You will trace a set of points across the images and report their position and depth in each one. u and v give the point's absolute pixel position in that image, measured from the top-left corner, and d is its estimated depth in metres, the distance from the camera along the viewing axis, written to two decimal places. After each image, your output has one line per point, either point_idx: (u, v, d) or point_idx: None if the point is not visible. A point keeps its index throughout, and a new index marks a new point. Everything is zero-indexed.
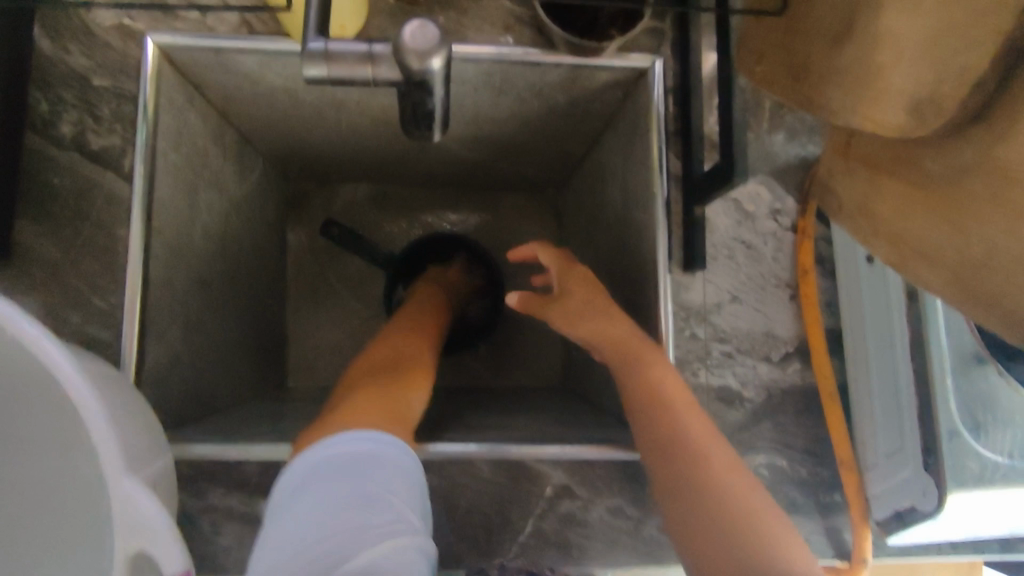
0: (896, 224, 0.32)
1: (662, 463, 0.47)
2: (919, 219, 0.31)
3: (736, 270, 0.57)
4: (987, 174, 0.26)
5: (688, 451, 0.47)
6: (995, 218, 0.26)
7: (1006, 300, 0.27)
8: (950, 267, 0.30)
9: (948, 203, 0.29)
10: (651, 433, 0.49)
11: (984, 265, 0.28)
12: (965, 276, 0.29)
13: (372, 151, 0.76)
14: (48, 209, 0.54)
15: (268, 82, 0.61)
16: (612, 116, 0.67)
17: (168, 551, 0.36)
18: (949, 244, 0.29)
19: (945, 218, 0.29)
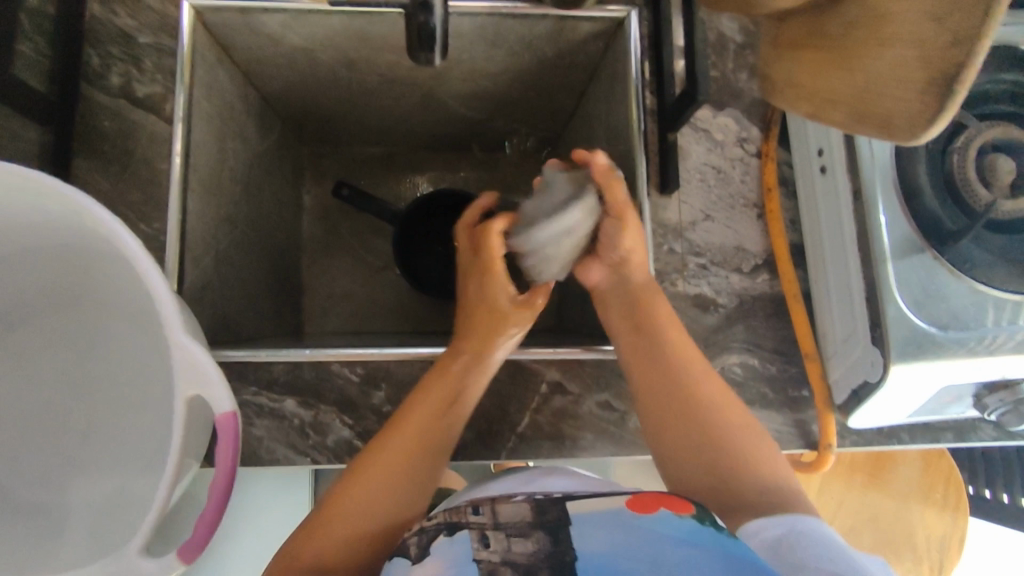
0: (812, 83, 0.40)
1: (655, 394, 0.53)
2: (825, 74, 0.38)
3: (708, 191, 0.64)
4: (866, 22, 0.35)
5: (698, 417, 0.51)
6: (872, 51, 0.35)
7: (881, 113, 0.36)
8: (846, 104, 0.38)
9: (842, 52, 0.36)
10: (661, 396, 0.53)
11: (866, 89, 0.36)
12: (858, 107, 0.37)
13: (380, 110, 0.83)
14: (99, 149, 0.62)
15: (288, 41, 0.69)
16: (595, 68, 0.74)
17: (219, 395, 0.42)
18: (847, 92, 0.37)
19: (841, 64, 0.37)
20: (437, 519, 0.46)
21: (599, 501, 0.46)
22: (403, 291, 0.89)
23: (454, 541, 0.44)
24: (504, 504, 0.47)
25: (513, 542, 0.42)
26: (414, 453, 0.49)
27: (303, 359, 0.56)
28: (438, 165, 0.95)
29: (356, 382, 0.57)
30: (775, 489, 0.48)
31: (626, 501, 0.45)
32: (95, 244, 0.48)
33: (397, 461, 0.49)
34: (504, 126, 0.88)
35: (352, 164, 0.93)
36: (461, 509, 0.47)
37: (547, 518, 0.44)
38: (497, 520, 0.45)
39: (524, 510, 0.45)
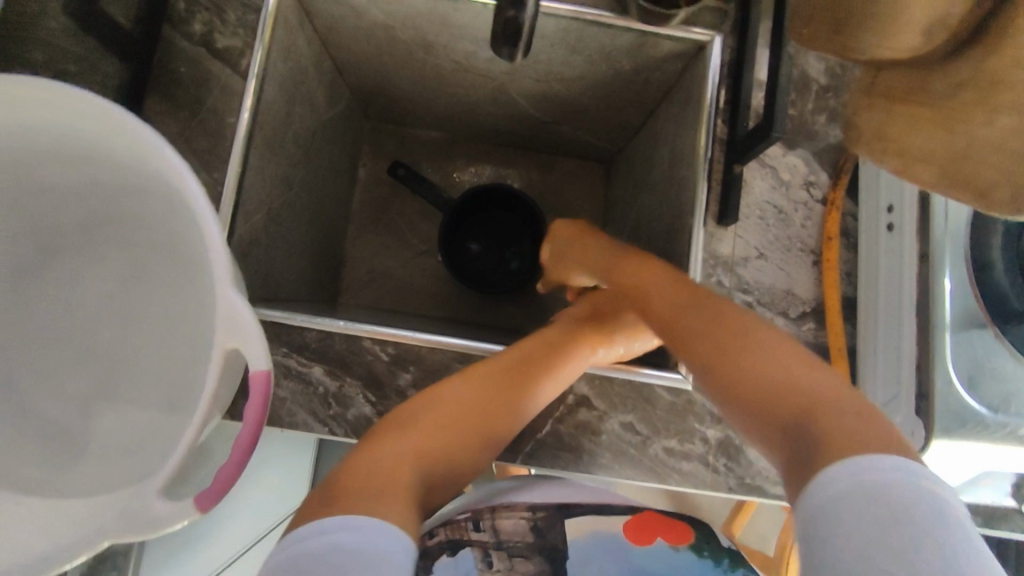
0: (906, 138, 0.39)
1: (711, 358, 0.46)
2: (922, 131, 0.38)
3: (765, 229, 0.62)
4: (980, 84, 0.34)
5: (756, 386, 0.43)
6: (978, 116, 0.35)
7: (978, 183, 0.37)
8: (938, 165, 0.38)
9: (944, 113, 0.36)
10: (711, 372, 0.46)
11: (965, 157, 0.36)
12: (950, 170, 0.38)
13: (447, 98, 0.84)
14: (172, 93, 0.63)
15: (370, 17, 0.69)
16: (670, 88, 0.73)
17: (255, 352, 0.42)
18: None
19: (940, 124, 0.37)
20: (441, 538, 0.52)
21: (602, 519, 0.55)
22: (439, 277, 0.89)
23: (460, 561, 0.50)
24: (504, 518, 0.54)
25: (517, 562, 0.51)
26: (444, 433, 0.49)
27: (337, 330, 0.57)
28: (493, 159, 0.94)
29: (385, 361, 0.57)
30: (871, 435, 0.37)
31: (626, 525, 0.55)
32: (158, 186, 0.49)
33: (428, 440, 0.48)
34: (565, 132, 0.87)
35: (409, 146, 0.93)
36: (461, 522, 0.53)
37: (546, 544, 0.53)
38: (498, 536, 0.53)
39: (524, 526, 0.54)
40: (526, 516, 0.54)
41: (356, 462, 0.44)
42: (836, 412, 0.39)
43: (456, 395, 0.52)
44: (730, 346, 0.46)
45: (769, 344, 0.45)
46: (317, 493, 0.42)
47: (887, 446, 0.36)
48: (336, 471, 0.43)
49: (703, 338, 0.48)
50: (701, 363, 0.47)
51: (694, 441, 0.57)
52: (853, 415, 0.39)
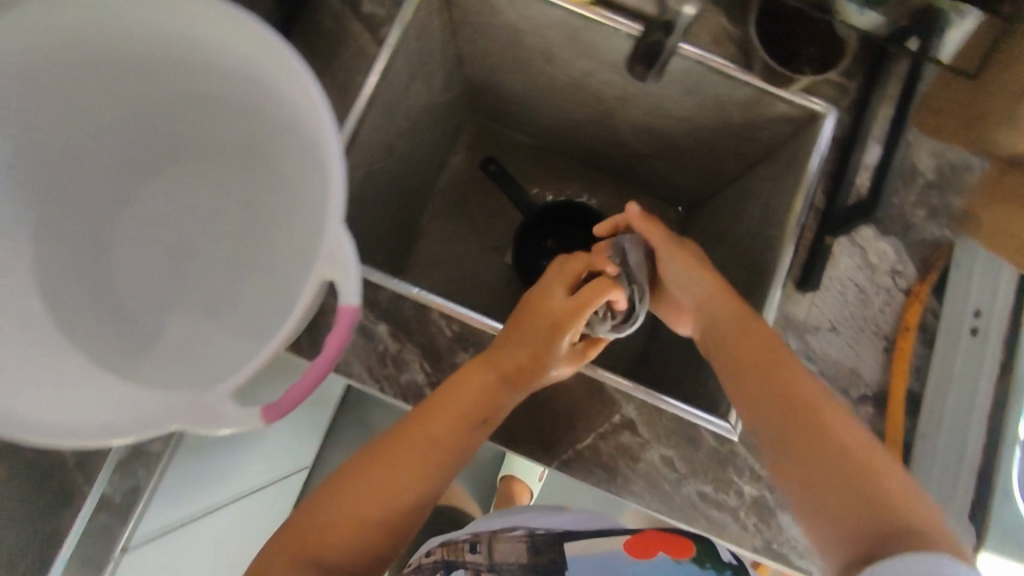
0: None
1: (779, 411, 0.49)
2: None
3: (843, 304, 0.62)
4: None
5: (811, 449, 0.46)
6: None
7: None
8: None
9: None
10: (772, 420, 0.49)
11: None
12: None
13: (552, 110, 0.86)
14: (312, 43, 0.66)
15: (505, 17, 0.72)
16: (773, 149, 0.74)
17: (351, 285, 0.43)
18: None
19: None
20: (436, 554, 0.57)
21: (603, 543, 0.54)
22: (501, 278, 0.90)
23: None
24: (501, 542, 0.57)
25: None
26: (422, 461, 0.50)
27: (410, 295, 0.58)
28: (580, 179, 0.96)
29: (447, 336, 0.58)
30: (902, 520, 0.41)
31: (626, 543, 0.53)
32: (288, 123, 0.52)
33: (398, 473, 0.49)
34: (656, 169, 0.89)
35: (501, 147, 0.96)
36: (461, 547, 0.58)
37: (540, 559, 0.53)
38: (494, 559, 0.55)
39: (521, 549, 0.55)
40: (521, 539, 0.56)
41: (327, 496, 0.49)
42: (893, 492, 0.42)
43: (473, 383, 0.52)
44: (799, 402, 0.48)
45: (827, 399, 0.48)
46: (285, 528, 0.49)
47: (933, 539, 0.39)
48: (314, 500, 0.49)
49: (773, 389, 0.50)
50: (760, 414, 0.50)
51: (729, 492, 0.56)
52: (905, 500, 0.42)
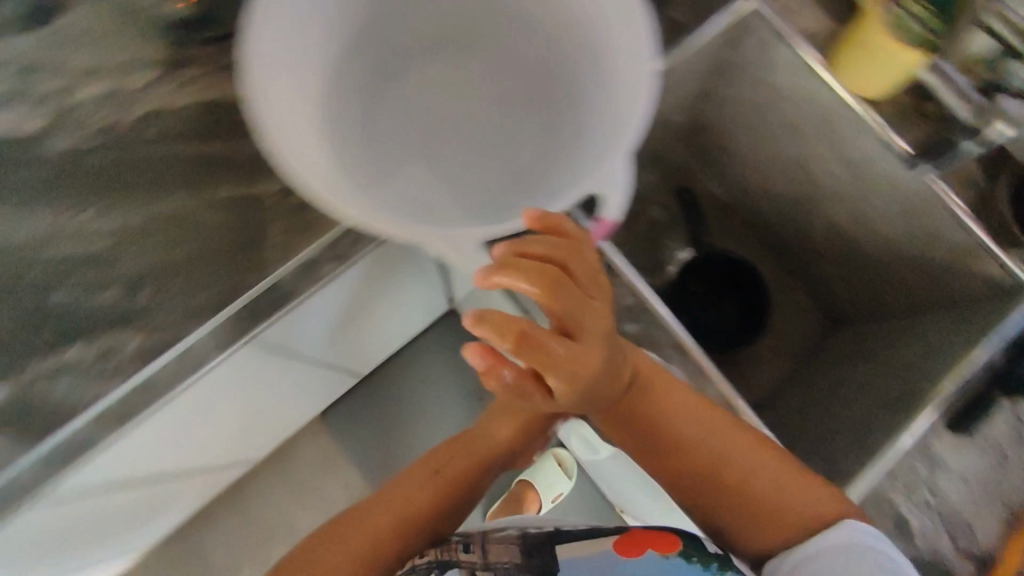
0: None
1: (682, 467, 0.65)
2: None
3: (986, 464, 0.69)
4: None
5: (715, 486, 0.64)
6: None
7: None
8: None
9: None
10: (686, 472, 0.65)
11: None
12: None
13: (769, 177, 0.95)
14: None
15: (775, 80, 0.80)
16: (960, 299, 0.78)
17: (616, 206, 0.57)
18: None
19: None
20: (427, 556, 0.64)
21: (591, 543, 0.64)
22: None
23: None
24: (492, 544, 0.66)
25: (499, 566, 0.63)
26: (433, 482, 0.67)
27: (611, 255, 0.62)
28: (761, 248, 1.06)
29: None
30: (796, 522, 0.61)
31: (618, 541, 0.63)
32: (599, 72, 0.66)
33: (397, 496, 0.65)
34: (833, 272, 0.98)
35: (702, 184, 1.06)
36: (451, 547, 0.65)
37: (534, 561, 0.63)
38: (488, 558, 0.64)
39: (516, 551, 0.65)
40: (512, 542, 0.66)
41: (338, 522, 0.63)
42: (734, 470, 0.63)
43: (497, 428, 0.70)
44: (690, 448, 0.65)
45: (683, 409, 0.65)
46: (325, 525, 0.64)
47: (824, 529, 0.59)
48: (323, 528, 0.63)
49: (675, 450, 0.65)
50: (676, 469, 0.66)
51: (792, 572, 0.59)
52: (777, 490, 0.62)
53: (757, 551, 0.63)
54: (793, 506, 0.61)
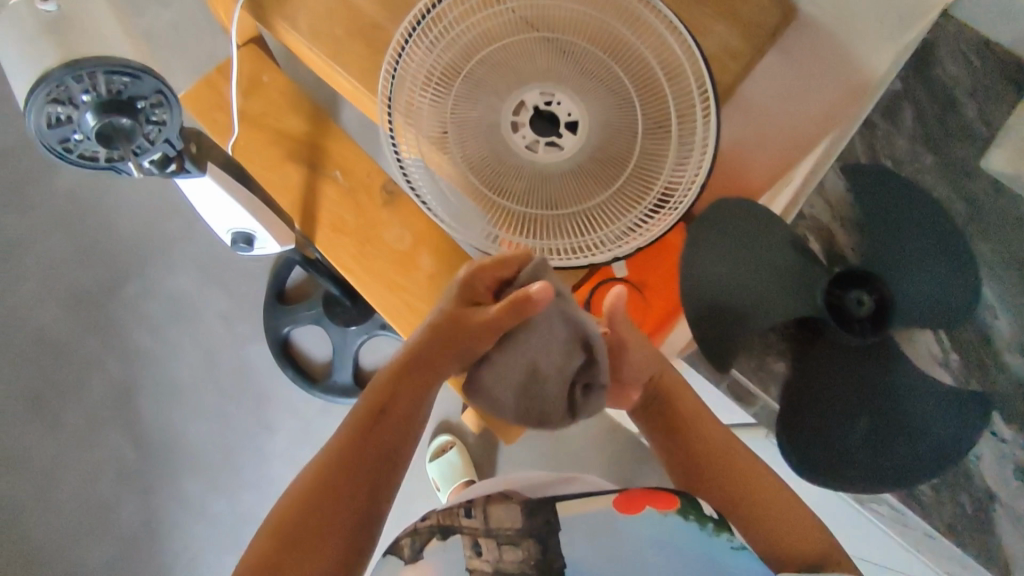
0: None
1: (748, 480, 0.62)
2: None
3: None
4: None
5: (757, 497, 0.61)
6: None
7: None
8: None
9: None
10: (727, 485, 0.63)
11: None
12: None
13: None
14: None
15: None
16: None
17: None
18: None
19: None
20: (432, 520, 0.61)
21: (591, 500, 0.61)
22: None
23: (450, 543, 0.59)
24: (489, 509, 0.62)
25: (504, 551, 0.58)
26: (367, 430, 0.61)
27: None
28: None
29: None
30: (809, 529, 0.57)
31: (620, 500, 0.59)
32: None
33: (367, 441, 0.60)
34: None
35: None
36: (455, 511, 0.62)
37: (541, 530, 0.59)
38: (488, 521, 0.61)
39: (517, 514, 0.61)
40: (512, 505, 0.62)
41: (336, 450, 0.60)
42: (781, 494, 0.61)
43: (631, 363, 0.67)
44: (750, 466, 0.63)
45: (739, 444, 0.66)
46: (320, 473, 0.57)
47: (819, 530, 0.58)
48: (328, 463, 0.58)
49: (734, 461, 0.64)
50: (732, 486, 0.62)
51: None
52: (807, 522, 0.58)
53: (805, 558, 0.55)
54: (802, 517, 0.59)
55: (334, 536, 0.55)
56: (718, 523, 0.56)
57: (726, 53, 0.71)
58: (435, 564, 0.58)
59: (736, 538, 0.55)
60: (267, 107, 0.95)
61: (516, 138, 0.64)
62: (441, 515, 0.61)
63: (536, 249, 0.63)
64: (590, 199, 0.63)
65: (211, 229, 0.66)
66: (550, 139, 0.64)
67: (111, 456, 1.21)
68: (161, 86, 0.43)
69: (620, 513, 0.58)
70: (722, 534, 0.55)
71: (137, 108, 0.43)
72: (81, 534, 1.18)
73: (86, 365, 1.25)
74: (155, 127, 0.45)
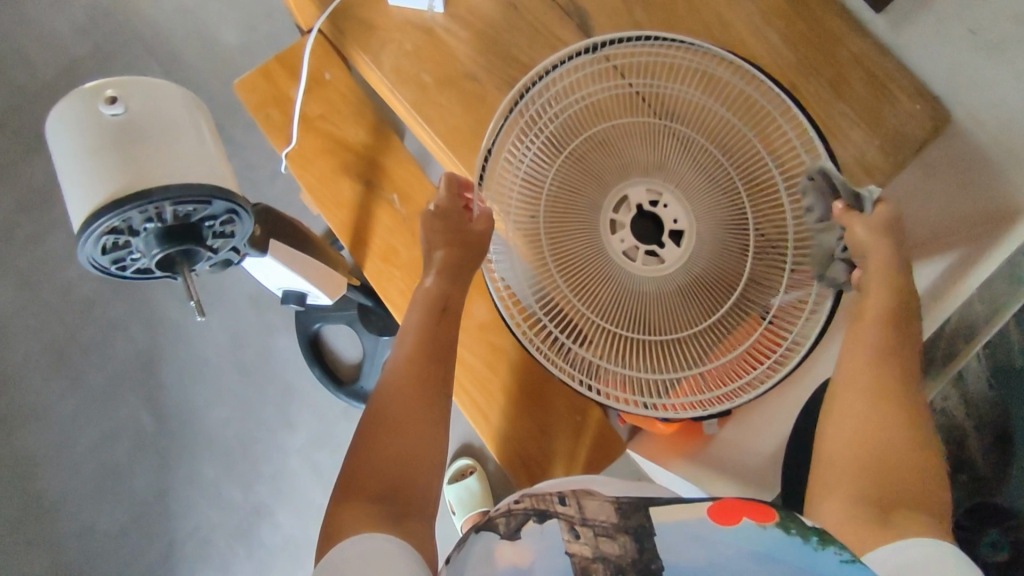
0: None
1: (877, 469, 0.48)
2: None
3: None
4: None
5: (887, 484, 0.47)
6: None
7: None
8: None
9: None
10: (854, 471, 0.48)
11: None
12: None
13: None
14: None
15: None
16: None
17: None
18: None
19: None
20: (524, 502, 0.42)
21: (689, 508, 0.40)
22: None
23: (541, 531, 0.39)
24: (591, 500, 0.41)
25: (603, 543, 0.37)
26: (415, 392, 0.55)
27: None
28: None
29: None
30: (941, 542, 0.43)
31: (711, 507, 0.40)
32: None
33: (414, 400, 0.55)
34: None
35: None
36: (547, 498, 0.43)
37: (632, 522, 0.39)
38: (585, 512, 0.40)
39: (611, 510, 0.40)
40: (612, 498, 0.42)
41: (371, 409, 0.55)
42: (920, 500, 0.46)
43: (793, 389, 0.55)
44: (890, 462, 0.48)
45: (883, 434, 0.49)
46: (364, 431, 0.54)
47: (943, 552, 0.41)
48: (370, 425, 0.54)
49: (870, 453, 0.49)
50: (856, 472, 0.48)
51: None
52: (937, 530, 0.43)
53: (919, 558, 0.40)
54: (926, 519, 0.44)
55: (388, 501, 0.49)
56: (821, 535, 0.39)
57: (859, 165, 0.64)
58: (520, 552, 0.38)
59: (849, 553, 0.37)
60: (327, 109, 0.86)
61: (614, 242, 0.59)
62: (530, 500, 0.43)
63: (626, 370, 0.57)
64: (685, 327, 0.57)
65: (264, 287, 0.62)
66: (649, 246, 0.59)
67: (125, 425, 1.15)
68: (234, 208, 0.47)
69: (721, 530, 0.38)
70: (828, 548, 0.38)
71: (203, 225, 0.47)
72: (89, 500, 1.13)
73: (110, 329, 1.16)
74: (221, 238, 0.49)
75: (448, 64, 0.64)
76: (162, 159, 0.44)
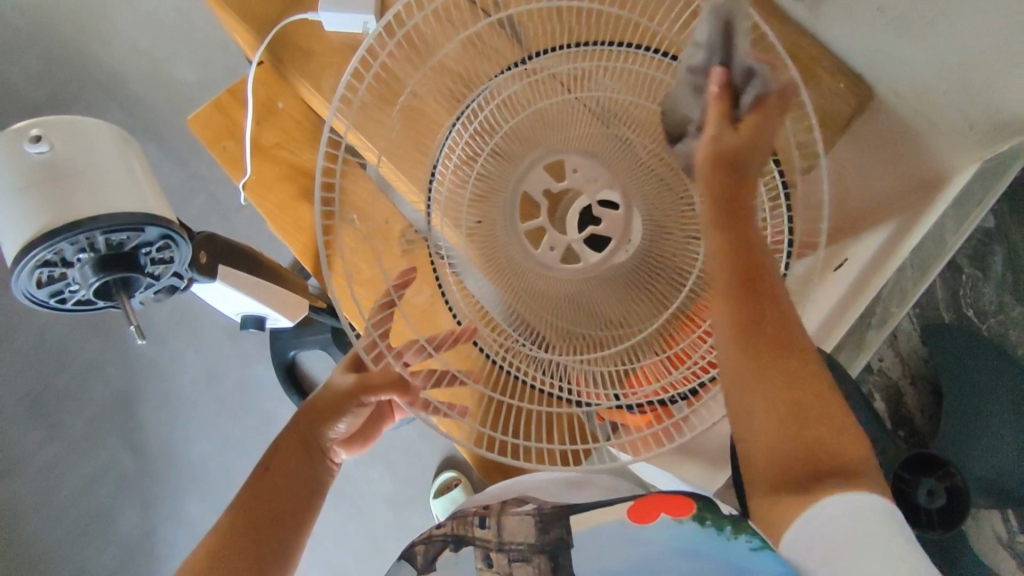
0: None
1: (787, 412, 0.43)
2: None
3: None
4: None
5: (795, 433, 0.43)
6: None
7: None
8: None
9: None
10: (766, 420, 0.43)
11: None
12: None
13: None
14: None
15: None
16: None
17: None
18: None
19: None
20: (444, 529, 0.55)
21: (603, 511, 0.51)
22: None
23: (461, 559, 0.52)
24: (511, 516, 0.54)
25: (518, 566, 0.50)
26: (263, 486, 0.60)
27: None
28: None
29: None
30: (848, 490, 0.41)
31: (629, 507, 0.50)
32: None
33: (258, 496, 0.60)
34: None
35: None
36: (469, 519, 0.55)
37: (546, 539, 0.51)
38: (506, 533, 0.53)
39: (531, 527, 0.52)
40: (530, 512, 0.54)
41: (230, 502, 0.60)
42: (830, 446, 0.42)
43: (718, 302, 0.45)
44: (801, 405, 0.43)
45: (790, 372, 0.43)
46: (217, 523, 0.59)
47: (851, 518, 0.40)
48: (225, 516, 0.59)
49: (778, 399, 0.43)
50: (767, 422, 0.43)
51: None
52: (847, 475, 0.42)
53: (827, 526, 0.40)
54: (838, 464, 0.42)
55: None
56: (735, 526, 0.47)
57: None
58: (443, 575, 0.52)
59: (756, 541, 0.45)
60: (282, 136, 0.88)
61: (546, 250, 0.64)
62: (456, 521, 0.55)
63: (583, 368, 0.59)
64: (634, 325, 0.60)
65: (223, 313, 0.63)
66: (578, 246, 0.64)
67: (108, 467, 1.15)
68: (167, 232, 0.49)
69: (626, 527, 0.49)
70: (739, 535, 0.46)
71: (139, 252, 0.49)
72: (76, 545, 1.13)
73: (86, 372, 1.16)
74: (161, 265, 0.51)
75: (389, 83, 0.67)
76: (90, 190, 0.46)
